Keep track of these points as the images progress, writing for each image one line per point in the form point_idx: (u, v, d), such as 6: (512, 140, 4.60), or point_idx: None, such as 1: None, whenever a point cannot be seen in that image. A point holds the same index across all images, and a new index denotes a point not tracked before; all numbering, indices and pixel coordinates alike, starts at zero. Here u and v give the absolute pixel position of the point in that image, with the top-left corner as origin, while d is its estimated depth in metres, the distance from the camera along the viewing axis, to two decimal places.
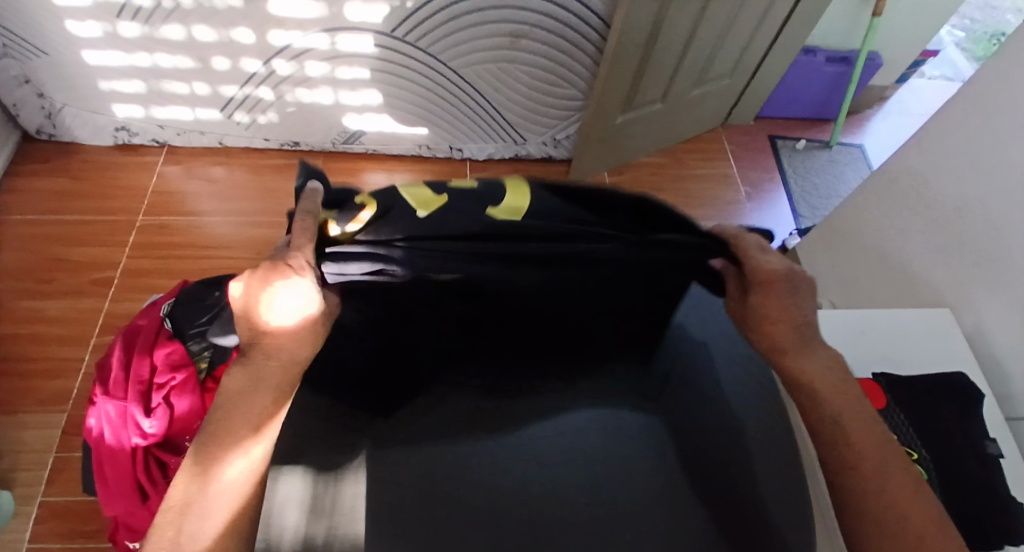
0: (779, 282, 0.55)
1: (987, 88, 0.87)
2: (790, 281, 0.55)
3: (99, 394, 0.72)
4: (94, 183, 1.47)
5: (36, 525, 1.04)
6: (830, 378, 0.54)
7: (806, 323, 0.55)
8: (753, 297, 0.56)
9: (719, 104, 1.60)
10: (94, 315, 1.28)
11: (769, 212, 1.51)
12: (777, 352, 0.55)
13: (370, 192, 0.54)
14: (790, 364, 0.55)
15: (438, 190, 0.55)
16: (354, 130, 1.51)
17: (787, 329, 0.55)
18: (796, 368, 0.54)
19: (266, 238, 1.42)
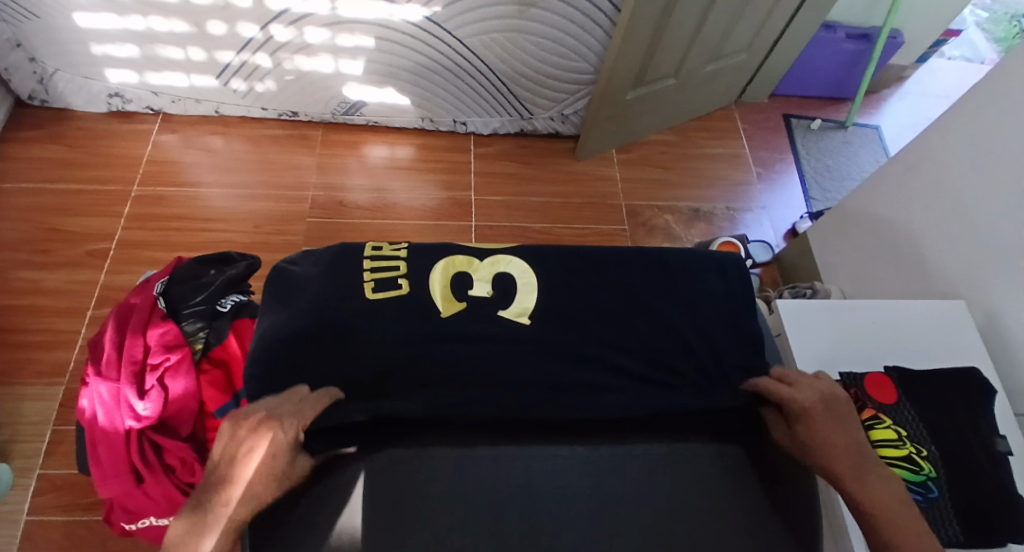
0: (818, 413, 0.60)
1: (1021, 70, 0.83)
2: (826, 409, 0.61)
3: (93, 375, 0.70)
4: (89, 152, 1.43)
5: (35, 496, 1.04)
6: (894, 503, 0.54)
7: (857, 445, 0.59)
8: (800, 428, 0.60)
9: (733, 81, 1.54)
10: (90, 288, 1.26)
11: (780, 194, 1.47)
12: (835, 478, 0.57)
13: (409, 288, 0.72)
14: (853, 488, 0.56)
15: (459, 296, 0.73)
16: (354, 101, 1.46)
17: (842, 452, 0.58)
18: (859, 491, 0.55)
19: (265, 211, 1.39)
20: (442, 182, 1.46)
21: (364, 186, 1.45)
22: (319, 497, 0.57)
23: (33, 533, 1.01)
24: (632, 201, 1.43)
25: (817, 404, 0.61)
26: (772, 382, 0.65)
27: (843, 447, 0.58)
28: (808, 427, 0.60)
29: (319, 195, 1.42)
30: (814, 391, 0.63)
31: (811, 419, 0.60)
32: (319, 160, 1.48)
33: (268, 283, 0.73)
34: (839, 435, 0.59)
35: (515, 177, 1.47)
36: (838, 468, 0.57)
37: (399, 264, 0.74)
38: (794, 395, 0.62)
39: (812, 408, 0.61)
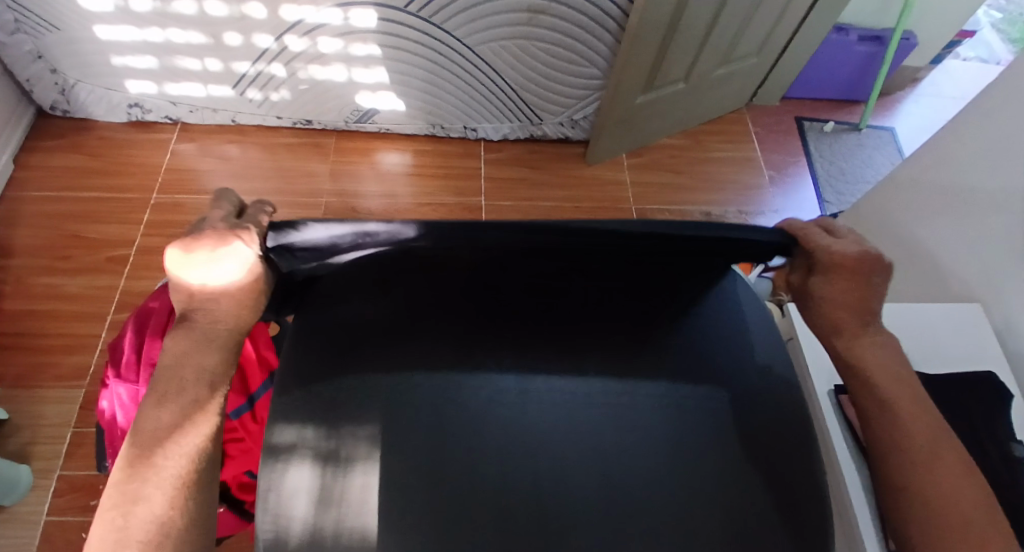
0: (853, 264, 0.54)
1: None
2: (860, 260, 0.54)
3: (112, 377, 0.71)
4: (109, 160, 1.47)
5: (55, 498, 1.07)
6: (889, 371, 0.54)
7: (872, 309, 0.55)
8: (821, 281, 0.55)
9: (743, 85, 1.54)
10: (109, 293, 1.29)
11: (793, 197, 1.46)
12: (835, 333, 0.56)
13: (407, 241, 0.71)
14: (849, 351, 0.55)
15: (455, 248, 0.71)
16: (367, 108, 1.48)
17: (852, 312, 0.55)
18: (856, 356, 0.55)
19: (279, 217, 1.41)
20: (453, 187, 1.47)
21: (376, 192, 1.46)
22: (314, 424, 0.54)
23: (53, 534, 1.03)
24: (643, 205, 1.43)
25: (857, 257, 0.54)
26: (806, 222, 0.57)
27: (849, 300, 0.55)
28: (832, 281, 0.54)
29: (332, 201, 1.44)
30: (856, 245, 0.55)
31: (834, 270, 0.54)
32: (332, 166, 1.50)
33: None
34: (853, 290, 0.54)
35: (525, 182, 1.48)
36: (840, 322, 0.56)
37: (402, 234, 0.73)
38: (822, 243, 0.55)
39: (850, 256, 0.54)
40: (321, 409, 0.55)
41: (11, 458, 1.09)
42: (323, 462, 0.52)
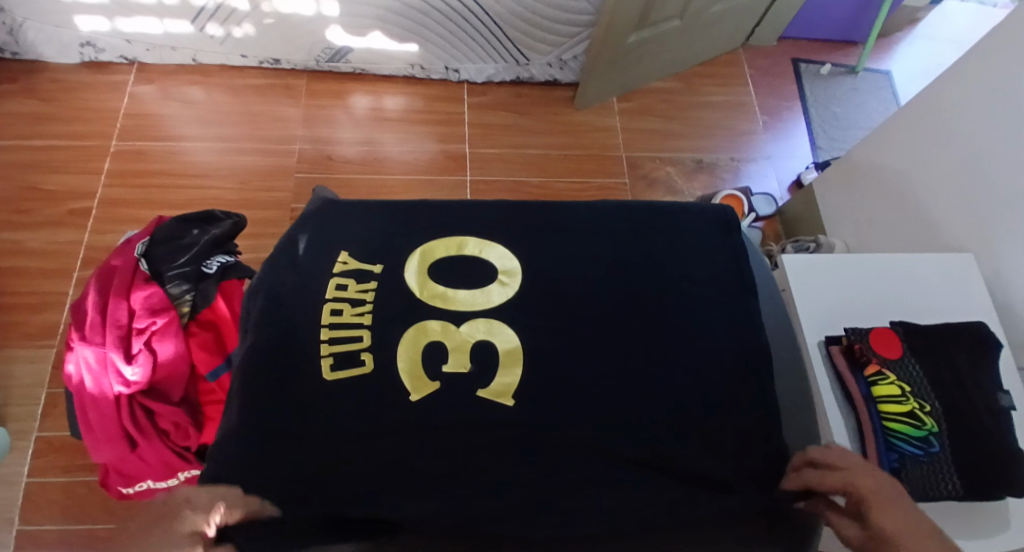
0: (888, 499, 0.47)
1: None
2: (884, 492, 0.47)
3: (77, 339, 0.67)
4: (62, 105, 1.36)
5: (34, 458, 1.05)
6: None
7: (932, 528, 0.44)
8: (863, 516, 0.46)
9: (740, 23, 1.46)
10: (74, 248, 1.22)
11: (785, 143, 1.42)
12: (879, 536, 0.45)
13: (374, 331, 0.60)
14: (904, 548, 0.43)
15: (433, 374, 0.58)
16: (339, 46, 1.38)
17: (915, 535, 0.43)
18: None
19: (251, 165, 1.34)
20: (433, 133, 1.41)
21: (353, 138, 1.39)
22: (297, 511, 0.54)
23: (35, 494, 1.03)
24: (633, 153, 1.38)
25: (876, 487, 0.47)
26: (825, 469, 0.51)
27: (895, 515, 0.45)
28: (876, 516, 0.45)
29: (307, 148, 1.37)
30: (874, 472, 0.49)
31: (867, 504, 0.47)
32: (305, 111, 1.42)
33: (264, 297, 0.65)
34: (892, 510, 0.45)
35: (510, 127, 1.42)
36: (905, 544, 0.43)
37: (360, 334, 0.60)
38: (857, 488, 0.48)
39: (881, 490, 0.47)
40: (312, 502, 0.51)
41: None
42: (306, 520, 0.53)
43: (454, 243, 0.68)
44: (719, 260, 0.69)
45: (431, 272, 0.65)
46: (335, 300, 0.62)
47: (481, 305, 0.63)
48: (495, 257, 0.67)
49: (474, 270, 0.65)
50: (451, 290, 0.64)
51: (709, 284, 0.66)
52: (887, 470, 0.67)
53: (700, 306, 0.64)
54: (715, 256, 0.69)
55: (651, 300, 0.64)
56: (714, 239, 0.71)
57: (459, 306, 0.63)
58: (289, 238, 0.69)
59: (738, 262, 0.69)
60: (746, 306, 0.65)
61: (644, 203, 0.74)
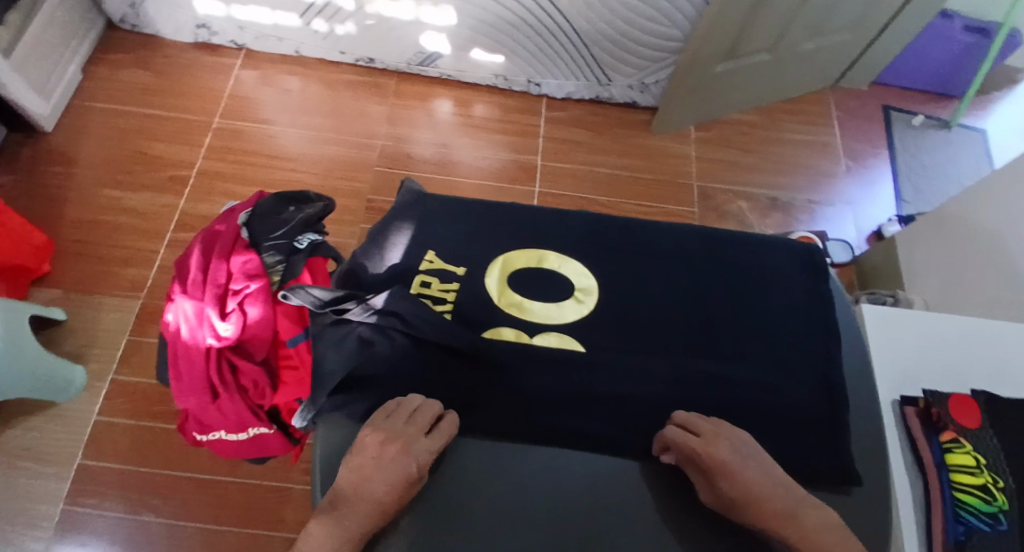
0: (735, 467, 0.51)
1: None
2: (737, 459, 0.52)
3: (178, 293, 0.73)
4: (172, 80, 1.47)
5: (106, 400, 1.14)
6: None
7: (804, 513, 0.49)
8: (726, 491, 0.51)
9: (831, 63, 1.44)
10: (168, 212, 1.32)
11: (868, 190, 1.39)
12: None
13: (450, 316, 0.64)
14: None
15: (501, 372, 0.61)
16: (430, 51, 1.44)
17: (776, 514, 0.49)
18: None
19: (335, 155, 1.41)
20: (508, 143, 1.45)
21: (430, 139, 1.45)
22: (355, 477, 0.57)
23: (106, 433, 1.11)
24: (705, 183, 1.38)
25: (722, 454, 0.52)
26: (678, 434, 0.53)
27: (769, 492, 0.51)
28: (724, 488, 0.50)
29: (388, 144, 1.44)
30: (727, 445, 0.53)
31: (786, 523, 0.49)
32: (390, 109, 1.49)
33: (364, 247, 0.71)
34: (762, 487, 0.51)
35: (583, 145, 1.45)
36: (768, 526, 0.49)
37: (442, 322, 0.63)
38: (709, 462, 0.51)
39: (727, 461, 0.51)
40: None
41: (68, 357, 1.17)
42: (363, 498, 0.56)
43: (534, 256, 0.69)
44: (804, 306, 0.65)
45: (512, 282, 0.67)
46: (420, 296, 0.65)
47: (555, 319, 0.64)
48: (573, 273, 0.68)
49: (552, 284, 0.67)
50: (528, 302, 0.66)
51: (790, 323, 0.64)
52: (951, 541, 0.62)
53: (776, 341, 0.63)
54: (799, 298, 0.66)
55: (727, 330, 0.64)
56: (803, 281, 0.67)
57: (533, 317, 0.64)
58: (383, 227, 0.73)
59: (825, 312, 0.65)
60: (828, 354, 0.62)
61: (728, 231, 0.72)
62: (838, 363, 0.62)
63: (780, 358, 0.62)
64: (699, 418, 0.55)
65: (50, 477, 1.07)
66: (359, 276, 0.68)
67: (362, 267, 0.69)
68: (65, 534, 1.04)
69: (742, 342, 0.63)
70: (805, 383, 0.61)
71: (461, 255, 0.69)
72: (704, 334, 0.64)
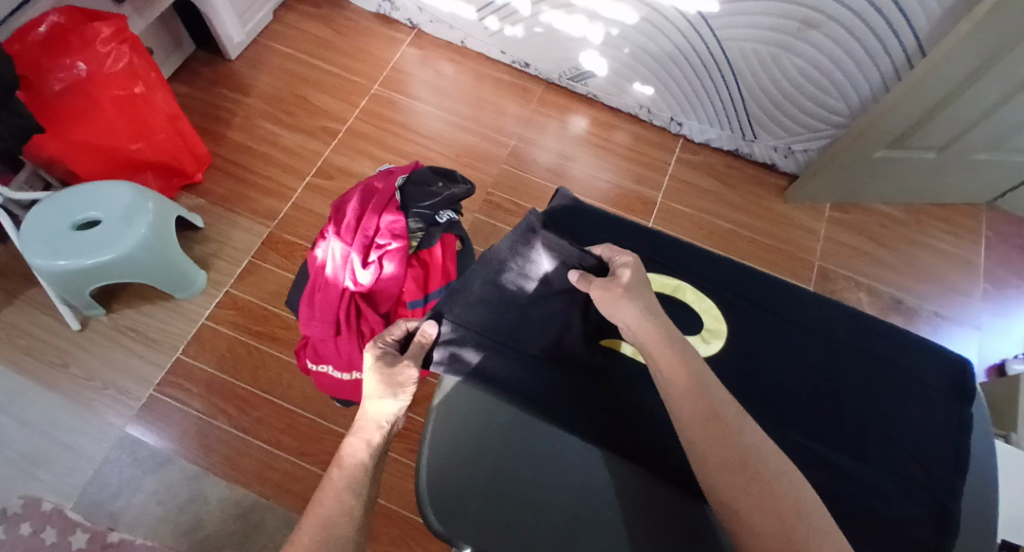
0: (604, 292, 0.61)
1: None
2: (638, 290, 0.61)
3: (331, 232, 0.80)
4: (347, 41, 1.60)
5: (217, 307, 1.25)
6: None
7: None
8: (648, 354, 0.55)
9: (997, 180, 1.35)
10: (312, 156, 1.43)
11: (1001, 321, 1.30)
12: None
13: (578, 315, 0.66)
14: None
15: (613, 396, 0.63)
16: (585, 70, 1.48)
17: None
18: None
19: (469, 144, 1.48)
20: (634, 173, 1.46)
21: (555, 150, 1.49)
22: (456, 435, 0.58)
23: (207, 336, 1.22)
24: (827, 264, 1.34)
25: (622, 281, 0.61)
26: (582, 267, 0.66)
27: (729, 451, 0.48)
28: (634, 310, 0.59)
29: (520, 146, 1.49)
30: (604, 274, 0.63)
31: (753, 470, 0.47)
32: (531, 115, 1.54)
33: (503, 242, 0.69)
34: (721, 446, 0.49)
35: (708, 194, 1.43)
36: None
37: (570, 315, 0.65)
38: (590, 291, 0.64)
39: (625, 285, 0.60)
40: (495, 438, 0.58)
41: (196, 260, 1.29)
42: (462, 459, 0.57)
43: (670, 285, 0.68)
44: (937, 423, 0.60)
45: None
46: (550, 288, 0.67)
47: None
48: (705, 313, 0.66)
49: (682, 317, 0.66)
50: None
51: (923, 431, 0.60)
52: None
53: (906, 449, 0.59)
54: (932, 414, 0.60)
55: (847, 423, 0.60)
56: (940, 399, 0.61)
57: None
58: (524, 227, 0.70)
59: (958, 440, 0.59)
60: (949, 480, 0.57)
61: (873, 315, 0.67)
62: (965, 492, 0.57)
63: (896, 470, 0.57)
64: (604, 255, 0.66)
65: (155, 359, 1.19)
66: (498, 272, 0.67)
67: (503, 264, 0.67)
68: (153, 414, 1.15)
69: (867, 435, 0.59)
70: (923, 500, 0.56)
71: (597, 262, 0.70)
72: (827, 415, 0.60)
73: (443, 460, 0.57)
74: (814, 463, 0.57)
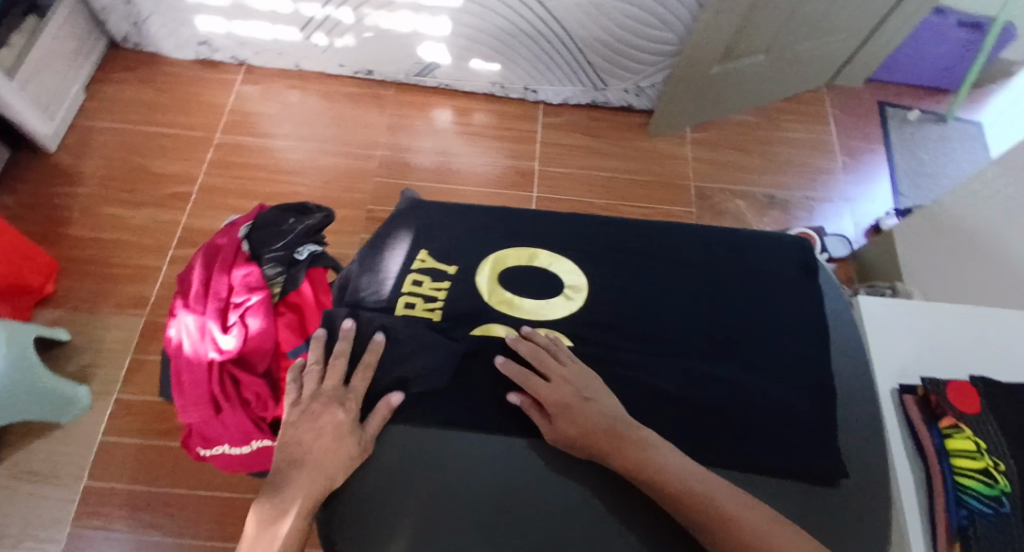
0: (574, 405, 0.57)
1: None
2: (590, 388, 0.59)
3: (181, 307, 0.74)
4: (175, 97, 1.49)
5: (111, 418, 1.15)
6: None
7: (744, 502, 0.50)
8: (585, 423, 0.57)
9: (828, 62, 1.44)
10: (171, 227, 1.33)
11: (866, 187, 1.39)
12: None
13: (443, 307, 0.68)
14: None
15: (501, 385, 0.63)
16: (428, 62, 1.45)
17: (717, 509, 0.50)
18: None
19: (333, 166, 1.42)
20: (506, 150, 1.46)
21: (423, 148, 1.46)
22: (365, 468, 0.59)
23: (108, 452, 1.12)
24: (703, 183, 1.38)
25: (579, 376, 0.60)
26: (530, 346, 0.62)
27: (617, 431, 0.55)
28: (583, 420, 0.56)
29: (387, 154, 1.44)
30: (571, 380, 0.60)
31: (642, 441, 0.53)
32: (389, 119, 1.49)
33: (362, 256, 0.73)
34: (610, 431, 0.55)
35: (581, 150, 1.45)
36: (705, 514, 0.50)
37: (433, 310, 0.68)
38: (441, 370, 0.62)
39: (588, 381, 0.60)
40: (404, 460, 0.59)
41: (72, 376, 1.17)
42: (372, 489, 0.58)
43: (526, 255, 0.72)
44: (788, 313, 0.69)
45: (503, 279, 0.70)
46: (411, 293, 0.69)
47: (544, 315, 0.68)
48: (563, 272, 0.71)
49: (543, 282, 0.70)
50: (517, 298, 0.69)
51: (780, 325, 0.68)
52: (953, 528, 0.59)
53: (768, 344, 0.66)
54: (784, 306, 0.69)
55: (726, 347, 0.66)
56: (790, 287, 0.71)
57: (524, 313, 0.68)
58: (380, 237, 0.75)
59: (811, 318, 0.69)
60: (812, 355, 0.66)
61: (717, 234, 0.76)
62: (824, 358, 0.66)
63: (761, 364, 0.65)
64: (565, 348, 0.63)
65: (55, 496, 1.08)
66: (359, 289, 0.70)
67: (364, 278, 0.71)
68: None
69: (734, 338, 0.67)
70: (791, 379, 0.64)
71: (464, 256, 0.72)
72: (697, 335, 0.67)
73: (349, 517, 0.57)
74: (696, 380, 0.63)
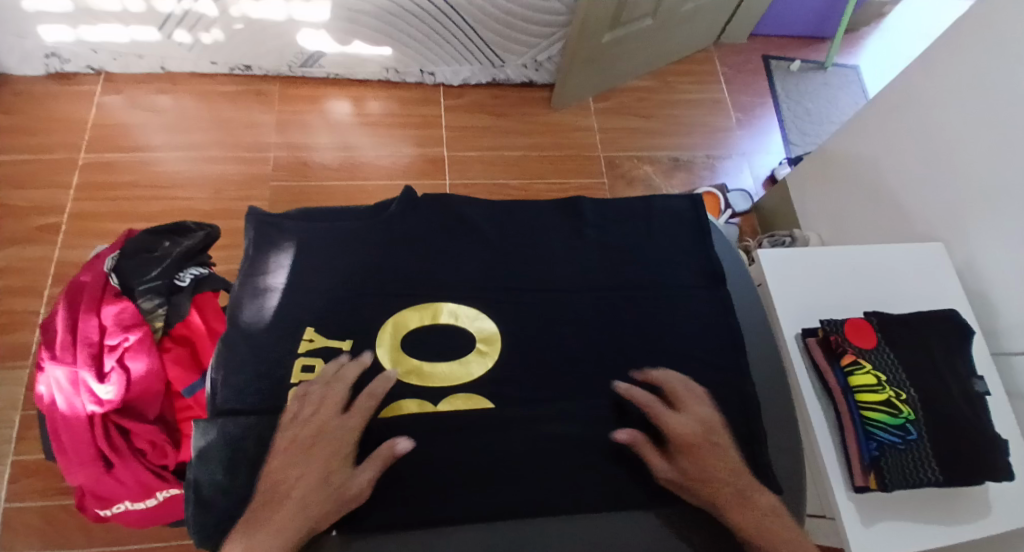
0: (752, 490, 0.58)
1: (1005, 18, 0.81)
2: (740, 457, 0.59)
3: (46, 360, 0.66)
4: (26, 117, 1.32)
5: (12, 483, 1.00)
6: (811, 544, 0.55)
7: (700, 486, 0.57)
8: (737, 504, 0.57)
9: (712, 19, 1.48)
10: (43, 264, 1.18)
11: (759, 139, 1.45)
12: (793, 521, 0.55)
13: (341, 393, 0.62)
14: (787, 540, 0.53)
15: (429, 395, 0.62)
16: (311, 51, 1.36)
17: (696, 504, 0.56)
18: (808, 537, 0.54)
19: (224, 174, 1.31)
20: (412, 138, 1.40)
21: (320, 145, 1.37)
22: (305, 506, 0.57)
23: (13, 520, 0.98)
24: (611, 152, 1.39)
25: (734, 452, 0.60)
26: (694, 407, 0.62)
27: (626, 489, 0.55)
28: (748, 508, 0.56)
29: (282, 155, 1.35)
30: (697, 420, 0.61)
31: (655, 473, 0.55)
32: (279, 117, 1.39)
33: (240, 281, 0.69)
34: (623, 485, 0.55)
35: (487, 130, 1.42)
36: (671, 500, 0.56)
37: None
38: (343, 370, 0.61)
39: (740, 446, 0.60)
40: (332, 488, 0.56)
41: None
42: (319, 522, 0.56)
43: (429, 313, 0.67)
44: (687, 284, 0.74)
45: (406, 345, 0.65)
46: (301, 384, 0.61)
47: (461, 379, 0.64)
48: (470, 322, 0.67)
49: (450, 340, 0.66)
50: (426, 363, 0.64)
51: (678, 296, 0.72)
52: (866, 458, 0.65)
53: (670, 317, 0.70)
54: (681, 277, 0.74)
55: (623, 315, 0.70)
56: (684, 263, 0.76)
57: (437, 381, 0.64)
58: (254, 257, 0.71)
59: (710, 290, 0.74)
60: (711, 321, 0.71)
61: (607, 215, 0.78)
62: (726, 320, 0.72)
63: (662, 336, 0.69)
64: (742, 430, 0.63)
65: None
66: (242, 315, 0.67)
67: (245, 304, 0.67)
68: None
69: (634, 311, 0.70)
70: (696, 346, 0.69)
71: (366, 265, 0.69)
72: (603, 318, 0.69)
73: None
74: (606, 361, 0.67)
